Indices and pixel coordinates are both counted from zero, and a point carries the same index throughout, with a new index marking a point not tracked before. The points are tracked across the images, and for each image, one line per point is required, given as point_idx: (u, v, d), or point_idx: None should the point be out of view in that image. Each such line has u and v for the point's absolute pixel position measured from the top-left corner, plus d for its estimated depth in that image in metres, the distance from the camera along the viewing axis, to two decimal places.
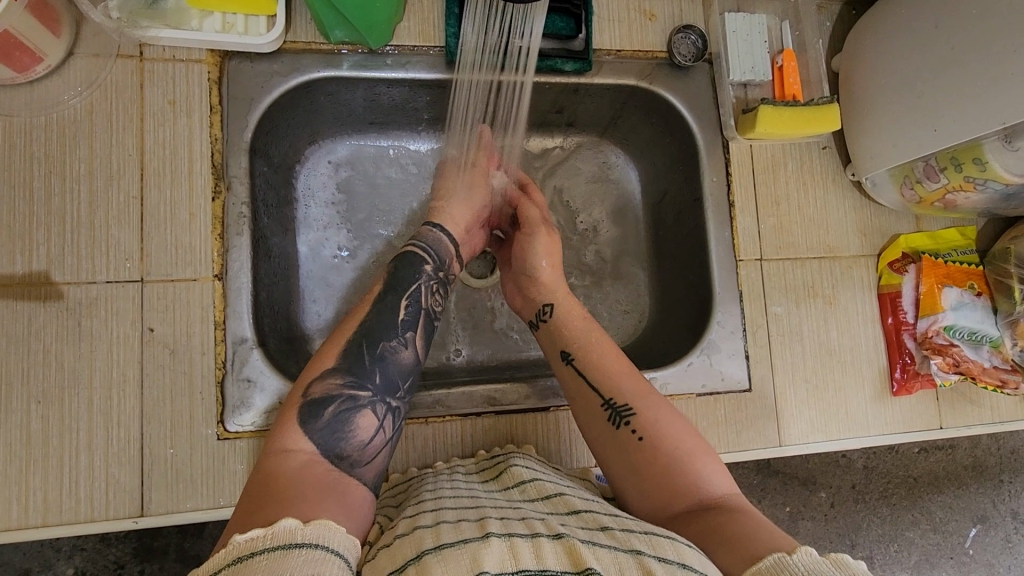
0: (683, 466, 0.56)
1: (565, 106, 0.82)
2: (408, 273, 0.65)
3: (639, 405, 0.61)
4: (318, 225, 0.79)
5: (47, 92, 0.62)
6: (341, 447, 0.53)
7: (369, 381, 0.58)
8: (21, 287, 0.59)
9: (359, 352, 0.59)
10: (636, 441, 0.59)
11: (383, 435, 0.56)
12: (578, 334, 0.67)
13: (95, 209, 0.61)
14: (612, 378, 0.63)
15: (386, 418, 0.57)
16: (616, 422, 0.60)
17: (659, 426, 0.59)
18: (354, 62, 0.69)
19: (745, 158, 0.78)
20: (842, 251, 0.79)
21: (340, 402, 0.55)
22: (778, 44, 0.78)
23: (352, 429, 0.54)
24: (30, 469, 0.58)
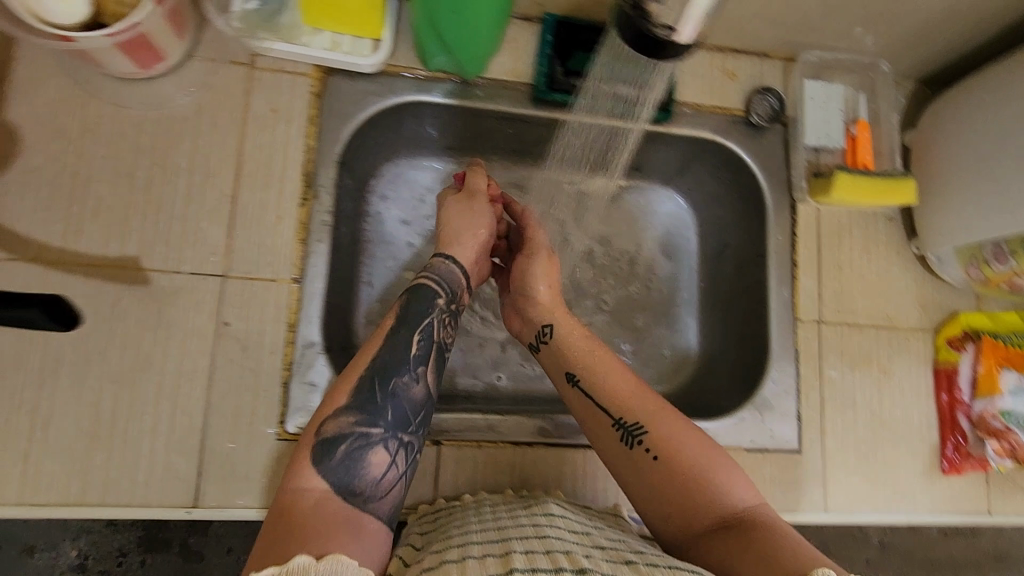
0: (703, 483, 0.54)
1: (638, 154, 0.85)
2: (420, 308, 0.64)
3: (648, 423, 0.59)
4: (386, 237, 0.80)
5: (161, 89, 0.65)
6: (355, 484, 0.51)
7: (381, 418, 0.55)
8: (111, 269, 0.61)
9: (371, 388, 0.57)
10: (651, 461, 0.57)
11: (395, 471, 0.54)
12: (580, 352, 0.66)
13: (190, 203, 0.64)
14: (619, 397, 0.61)
15: (398, 453, 0.55)
16: (629, 442, 0.58)
17: (672, 442, 0.57)
18: (447, 90, 0.72)
19: (811, 221, 0.79)
20: (901, 322, 0.79)
21: (352, 440, 0.53)
22: (852, 114, 0.80)
23: (365, 468, 0.52)
24: (94, 447, 0.59)
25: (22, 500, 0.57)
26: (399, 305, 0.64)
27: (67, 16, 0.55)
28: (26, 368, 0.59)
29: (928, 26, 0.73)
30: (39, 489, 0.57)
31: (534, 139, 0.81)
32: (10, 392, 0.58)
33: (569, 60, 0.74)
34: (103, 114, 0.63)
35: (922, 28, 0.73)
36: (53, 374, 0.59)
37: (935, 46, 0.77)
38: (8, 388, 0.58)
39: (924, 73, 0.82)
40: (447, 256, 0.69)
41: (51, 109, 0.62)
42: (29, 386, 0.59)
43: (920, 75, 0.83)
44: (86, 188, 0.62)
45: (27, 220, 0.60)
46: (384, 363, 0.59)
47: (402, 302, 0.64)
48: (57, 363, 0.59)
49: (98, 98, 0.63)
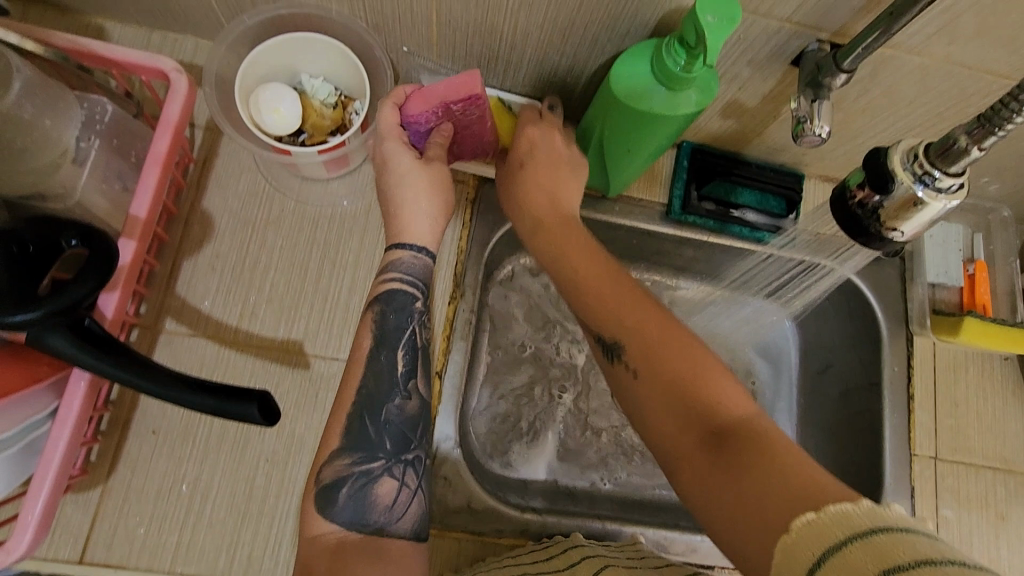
0: (688, 398, 0.48)
1: (740, 273, 0.86)
2: (396, 317, 0.61)
3: (628, 337, 0.52)
4: (501, 327, 0.83)
5: (337, 188, 0.71)
6: (367, 517, 0.53)
7: (380, 449, 0.57)
8: (278, 351, 0.66)
9: (363, 424, 0.57)
10: (630, 377, 0.51)
11: (408, 491, 0.56)
12: (562, 258, 0.60)
13: (352, 295, 0.69)
14: (599, 305, 0.55)
15: (406, 475, 0.57)
16: (611, 358, 0.53)
17: (653, 356, 0.50)
18: (588, 204, 0.78)
19: (927, 354, 0.81)
20: (1017, 466, 0.79)
21: (353, 481, 0.54)
22: (969, 253, 0.82)
23: (374, 500, 0.54)
24: (244, 523, 0.62)
25: (175, 569, 0.60)
26: (375, 322, 0.61)
27: (280, 128, 0.61)
28: (192, 440, 0.63)
29: None
30: (190, 559, 0.60)
31: (654, 251, 0.84)
32: (174, 462, 0.62)
33: (704, 185, 0.78)
34: (285, 208, 0.69)
35: None
36: (215, 449, 0.63)
37: None
38: (174, 458, 0.62)
39: None
40: (413, 247, 0.64)
41: (241, 201, 0.69)
42: (192, 458, 0.62)
43: None
44: (262, 275, 0.67)
45: (210, 300, 0.66)
46: (370, 392, 0.59)
47: (378, 317, 0.61)
48: (219, 439, 0.63)
49: (282, 194, 0.70)
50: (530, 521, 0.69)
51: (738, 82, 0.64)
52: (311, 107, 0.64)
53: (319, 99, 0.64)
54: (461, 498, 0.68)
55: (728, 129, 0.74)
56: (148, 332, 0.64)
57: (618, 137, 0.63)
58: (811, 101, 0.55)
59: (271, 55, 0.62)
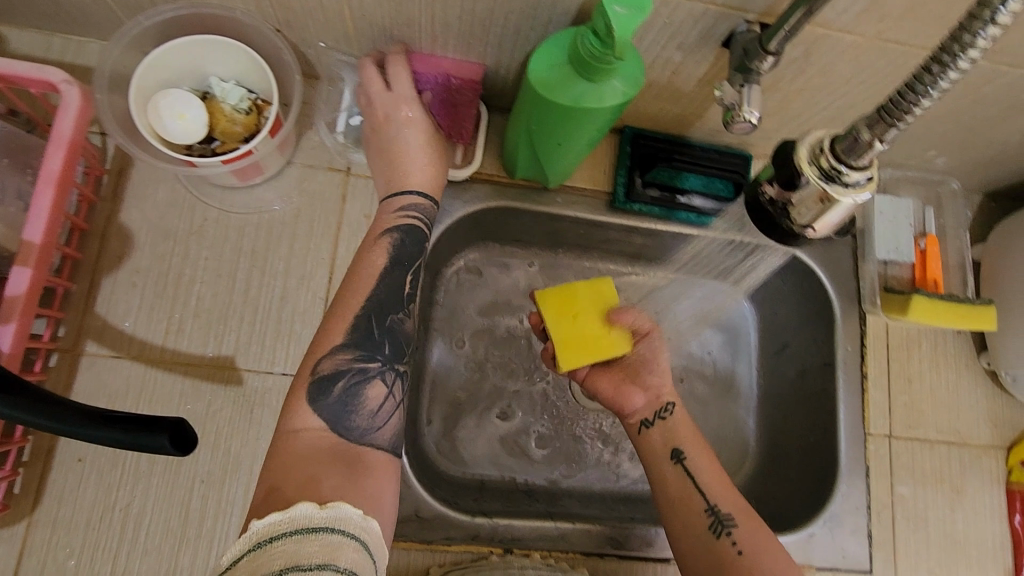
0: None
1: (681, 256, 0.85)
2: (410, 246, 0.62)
3: (740, 519, 0.64)
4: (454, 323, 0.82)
5: (263, 194, 0.68)
6: (350, 420, 0.52)
7: (379, 352, 0.56)
8: (209, 368, 0.64)
9: (369, 326, 0.57)
10: (735, 554, 0.62)
11: (394, 402, 0.56)
12: (682, 436, 0.70)
13: (284, 305, 0.66)
14: (714, 486, 0.67)
15: (396, 383, 0.56)
16: (717, 531, 0.64)
17: (755, 541, 0.63)
18: (528, 196, 0.76)
19: (879, 332, 0.80)
20: (971, 438, 0.78)
21: (351, 376, 0.54)
22: (920, 228, 0.80)
23: (363, 400, 0.54)
24: (180, 548, 0.60)
25: None
26: (392, 245, 0.61)
27: (184, 135, 0.59)
28: (121, 466, 0.61)
29: (1004, 153, 0.74)
30: None
31: (601, 239, 0.83)
32: (103, 489, 0.60)
33: (649, 171, 0.75)
34: (208, 218, 0.66)
35: (995, 154, 0.75)
36: (146, 474, 0.61)
37: (1006, 168, 0.78)
38: (103, 485, 0.60)
39: (991, 188, 0.83)
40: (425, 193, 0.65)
41: (160, 213, 0.65)
42: (123, 483, 0.60)
43: (987, 189, 0.84)
44: (188, 289, 0.65)
45: (133, 319, 0.63)
46: (379, 300, 0.58)
47: (395, 242, 0.62)
48: (151, 462, 0.61)
49: (205, 202, 0.67)
50: (480, 526, 0.67)
51: (671, 67, 0.62)
52: (221, 112, 0.62)
53: (229, 104, 0.62)
54: (408, 505, 0.66)
55: (668, 113, 0.72)
56: (68, 356, 0.61)
57: (547, 130, 0.60)
58: (739, 86, 0.53)
59: (175, 59, 0.60)
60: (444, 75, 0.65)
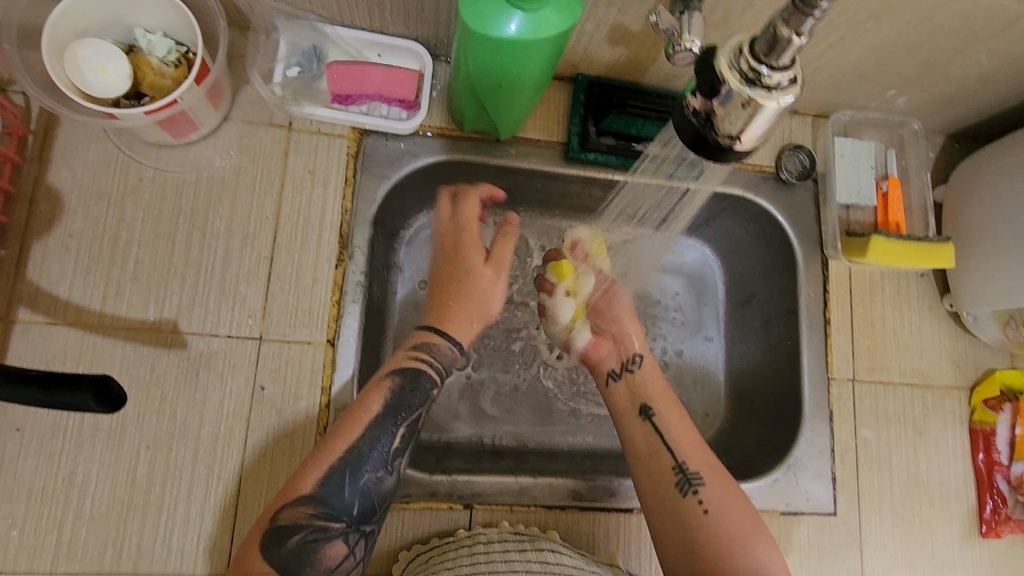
0: (741, 548, 0.59)
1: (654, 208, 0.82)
2: (404, 397, 0.60)
3: (707, 478, 0.63)
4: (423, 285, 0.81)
5: (200, 152, 0.66)
6: (303, 573, 0.52)
7: (345, 512, 0.54)
8: (150, 332, 0.62)
9: (341, 479, 0.55)
10: (700, 513, 0.61)
11: (352, 559, 0.55)
12: (654, 395, 0.68)
13: (227, 266, 0.64)
14: (687, 445, 0.65)
15: (357, 544, 0.55)
16: (684, 490, 0.62)
17: (722, 500, 0.62)
18: (480, 149, 0.73)
19: (842, 278, 0.79)
20: (934, 379, 0.78)
21: (309, 531, 0.53)
22: (883, 170, 0.79)
23: (319, 557, 0.53)
24: (130, 514, 0.59)
25: (56, 569, 0.57)
26: (390, 391, 0.60)
27: (109, 90, 0.57)
28: (62, 435, 0.59)
29: (965, 90, 0.73)
30: (73, 558, 0.57)
31: (562, 194, 0.80)
32: (46, 459, 0.58)
33: (603, 120, 0.74)
34: (143, 178, 0.64)
35: (956, 92, 0.73)
36: (89, 442, 0.59)
37: (968, 106, 0.76)
38: (45, 454, 0.58)
39: (953, 128, 0.82)
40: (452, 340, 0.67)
41: (91, 174, 0.63)
42: (65, 452, 0.59)
43: (949, 130, 0.82)
44: (125, 252, 0.62)
45: (67, 284, 0.61)
46: (359, 452, 0.56)
47: (393, 385, 0.60)
48: (94, 429, 0.59)
49: (138, 162, 0.64)
50: (439, 484, 0.66)
51: (616, 4, 0.60)
52: (147, 65, 0.59)
53: (157, 56, 0.59)
54: None
55: (619, 57, 0.70)
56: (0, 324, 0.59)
57: (486, 73, 0.57)
58: (679, 13, 0.50)
59: (92, 8, 0.57)
60: (364, 88, 0.65)
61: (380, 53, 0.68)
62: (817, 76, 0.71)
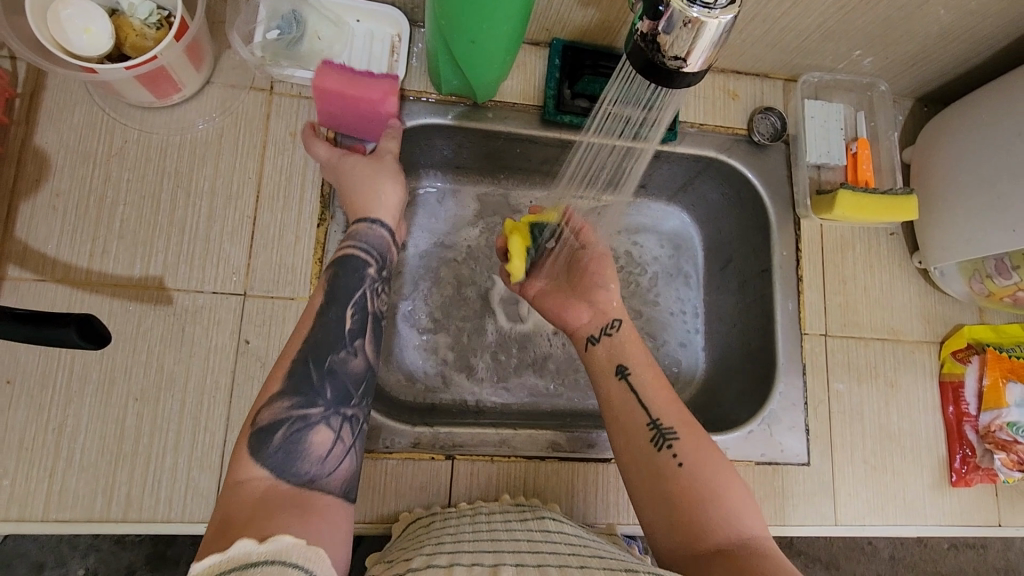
0: (718, 500, 0.60)
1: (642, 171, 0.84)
2: (350, 280, 0.61)
3: (681, 433, 0.65)
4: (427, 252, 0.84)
5: (184, 115, 0.67)
6: (297, 467, 0.51)
7: (319, 397, 0.55)
8: (136, 288, 0.63)
9: (307, 369, 0.55)
10: (675, 465, 0.62)
11: (342, 446, 0.54)
12: (631, 355, 0.71)
13: (212, 225, 0.66)
14: (662, 403, 0.67)
15: (343, 428, 0.55)
16: (658, 444, 0.64)
17: (696, 454, 0.63)
18: (458, 112, 0.75)
19: (815, 237, 0.81)
20: (905, 334, 0.81)
21: (290, 425, 0.52)
22: (852, 132, 0.81)
23: (307, 447, 0.52)
24: (118, 464, 0.61)
25: (47, 516, 0.59)
26: (327, 282, 0.60)
27: (92, 49, 0.58)
28: (52, 388, 0.60)
29: (928, 49, 0.75)
30: (63, 506, 0.59)
31: (541, 158, 0.82)
32: (35, 411, 0.60)
33: (577, 83, 0.76)
34: (128, 140, 0.65)
35: (919, 50, 0.75)
36: (79, 393, 0.61)
37: (933, 66, 0.78)
38: (35, 406, 0.60)
39: (920, 91, 0.84)
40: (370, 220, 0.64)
41: (77, 135, 0.64)
42: (55, 404, 0.60)
43: (916, 93, 0.84)
44: (111, 212, 0.64)
45: (55, 243, 0.62)
46: (317, 341, 0.57)
47: (330, 277, 0.61)
48: (82, 383, 0.61)
49: (123, 124, 0.66)
50: (421, 435, 0.68)
51: None
52: (129, 27, 0.61)
53: (138, 18, 0.61)
54: None
55: (592, 19, 0.71)
56: None
57: (460, 28, 0.59)
58: None
59: None
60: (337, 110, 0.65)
61: (358, 19, 0.69)
62: (784, 35, 0.73)
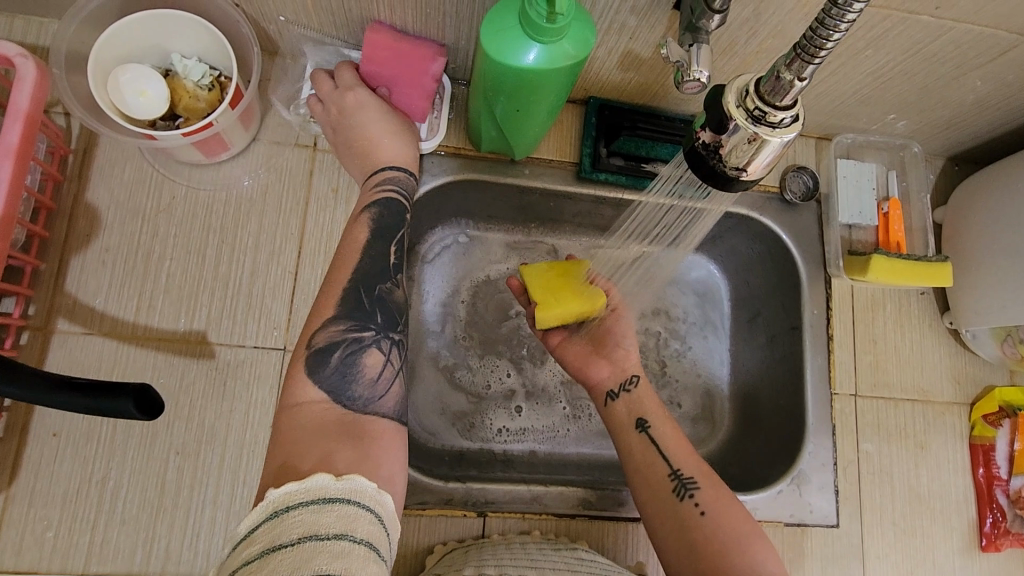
0: (740, 545, 0.61)
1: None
2: (390, 218, 0.64)
3: (702, 483, 0.65)
4: (451, 303, 0.85)
5: (229, 172, 0.69)
6: (350, 389, 0.53)
7: (371, 321, 0.58)
8: (180, 343, 0.64)
9: (358, 296, 0.59)
10: (698, 515, 0.63)
11: (392, 369, 0.57)
12: (648, 405, 0.71)
13: (254, 279, 0.67)
14: (680, 452, 0.68)
15: (392, 352, 0.58)
16: (681, 494, 0.64)
17: (717, 502, 0.63)
18: (496, 168, 0.76)
19: (845, 295, 0.81)
20: (935, 395, 0.81)
21: (347, 346, 0.56)
22: (884, 192, 0.82)
23: (361, 369, 0.55)
24: (158, 517, 0.61)
25: (87, 570, 0.59)
26: (371, 219, 0.63)
27: (146, 112, 0.60)
28: (96, 440, 0.62)
29: (962, 115, 0.75)
30: (104, 559, 0.60)
31: (575, 212, 0.83)
32: (80, 462, 0.61)
33: (614, 141, 0.77)
34: (176, 195, 0.67)
35: (953, 116, 0.76)
36: (122, 446, 0.62)
37: (966, 130, 0.79)
38: (79, 458, 0.61)
39: (952, 151, 0.85)
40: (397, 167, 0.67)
41: (128, 191, 0.66)
42: (99, 456, 0.61)
43: (948, 153, 0.85)
44: (158, 266, 0.65)
45: (103, 296, 0.64)
46: (364, 272, 0.60)
47: (374, 216, 0.64)
48: (126, 436, 0.62)
49: (172, 180, 0.67)
50: (454, 491, 0.69)
51: (627, 32, 0.63)
52: (183, 89, 0.62)
53: (192, 81, 0.62)
54: None
55: (630, 82, 0.73)
56: (40, 334, 0.62)
57: (505, 97, 0.61)
58: (688, 46, 0.53)
59: (133, 35, 0.60)
60: (391, 83, 0.67)
61: None
62: (819, 99, 0.74)
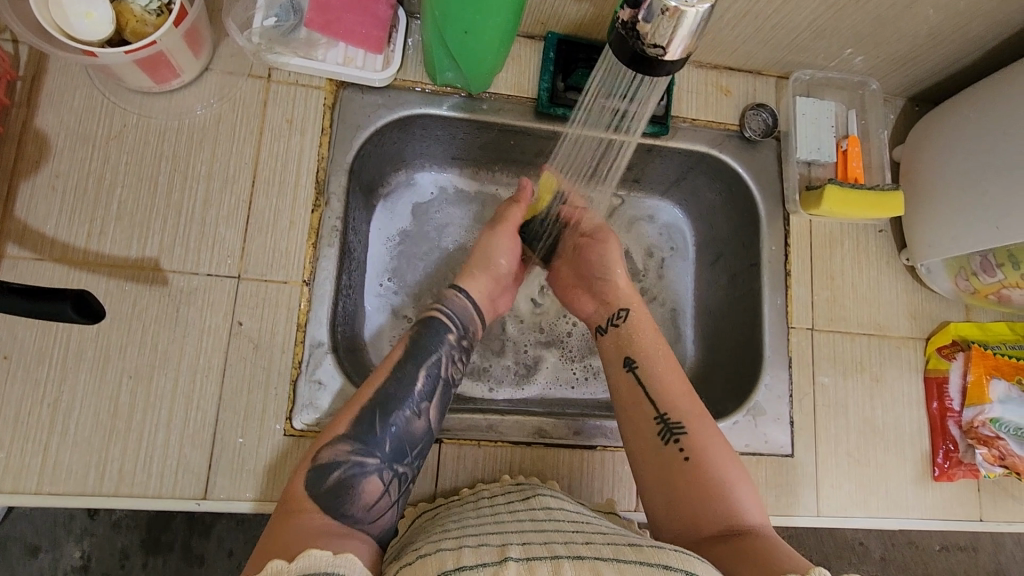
0: (721, 487, 0.60)
1: (636, 166, 0.86)
2: (427, 342, 0.65)
3: (690, 427, 0.64)
4: (425, 242, 0.85)
5: (182, 101, 0.69)
6: (346, 508, 0.54)
7: (377, 449, 0.58)
8: (133, 269, 0.64)
9: (371, 420, 0.59)
10: (681, 459, 0.62)
11: (388, 499, 0.57)
12: (640, 346, 0.70)
13: (208, 208, 0.67)
14: (669, 396, 0.66)
15: (392, 482, 0.58)
16: (665, 438, 0.64)
17: (703, 446, 0.63)
18: (454, 103, 0.75)
19: (804, 232, 0.82)
20: (891, 330, 0.82)
21: (346, 468, 0.56)
22: (844, 130, 0.82)
23: (357, 493, 0.55)
24: (111, 440, 0.62)
25: (41, 489, 0.60)
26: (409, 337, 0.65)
27: (92, 34, 0.60)
28: (48, 364, 0.62)
29: (917, 48, 0.76)
30: (56, 479, 0.60)
31: (535, 151, 0.83)
32: (31, 385, 0.61)
33: (570, 76, 0.77)
34: (128, 123, 0.67)
35: (909, 50, 0.76)
36: (74, 369, 0.62)
37: (922, 66, 0.79)
38: (31, 381, 0.61)
39: (911, 91, 0.85)
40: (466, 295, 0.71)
41: (77, 117, 0.66)
42: (50, 380, 0.62)
43: (908, 93, 0.86)
44: (110, 193, 0.65)
45: (54, 222, 0.64)
46: (385, 395, 0.60)
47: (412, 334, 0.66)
48: (78, 358, 0.62)
49: (123, 108, 0.67)
50: None
51: None
52: (130, 13, 0.61)
53: (139, 4, 0.61)
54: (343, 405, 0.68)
55: (585, 13, 0.72)
56: None
57: (458, 11, 0.60)
58: None
59: None
60: (338, 15, 0.68)
61: None
62: (774, 33, 0.74)
